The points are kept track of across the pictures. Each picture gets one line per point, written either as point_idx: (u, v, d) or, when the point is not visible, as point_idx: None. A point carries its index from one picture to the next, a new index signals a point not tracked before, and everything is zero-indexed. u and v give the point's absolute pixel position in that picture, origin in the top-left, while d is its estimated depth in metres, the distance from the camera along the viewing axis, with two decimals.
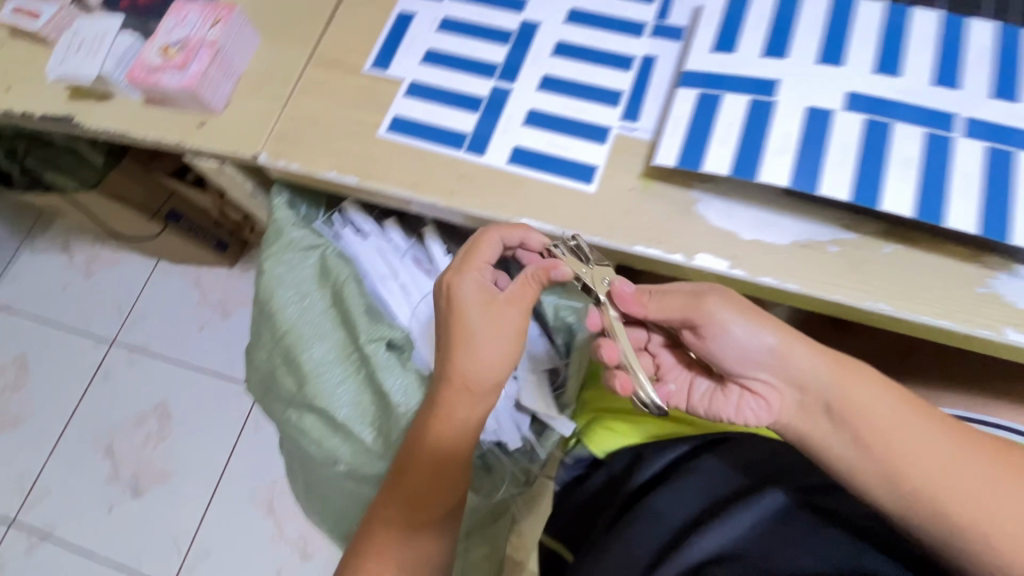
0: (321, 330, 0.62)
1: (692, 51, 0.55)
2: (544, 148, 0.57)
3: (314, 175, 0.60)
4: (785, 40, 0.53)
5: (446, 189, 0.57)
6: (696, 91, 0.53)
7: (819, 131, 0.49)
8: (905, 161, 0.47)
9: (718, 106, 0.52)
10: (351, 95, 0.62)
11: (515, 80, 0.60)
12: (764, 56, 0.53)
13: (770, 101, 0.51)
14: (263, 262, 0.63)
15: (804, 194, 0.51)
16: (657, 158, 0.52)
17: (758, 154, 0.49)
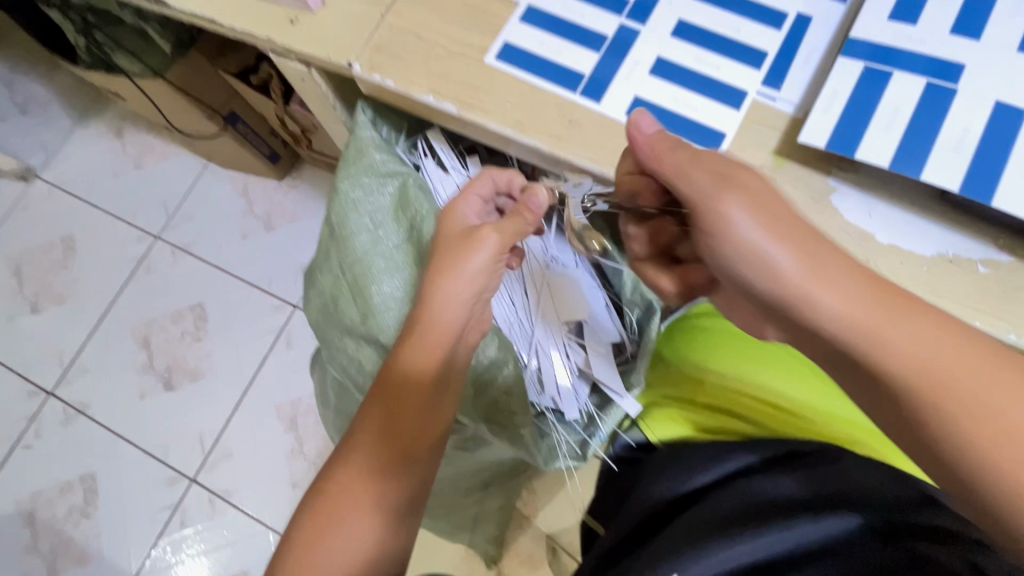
0: (393, 264, 0.59)
1: (865, 15, 0.48)
2: (668, 105, 0.51)
3: (409, 95, 0.55)
4: (981, 19, 0.45)
5: (553, 133, 0.52)
6: (863, 63, 0.46)
7: (1004, 133, 0.43)
8: None
9: (885, 86, 0.45)
10: (462, 12, 0.56)
11: (647, 21, 0.53)
12: (952, 34, 0.46)
13: (951, 90, 0.44)
14: (339, 182, 0.59)
15: (964, 201, 0.45)
16: (803, 134, 0.46)
17: (925, 150, 0.43)
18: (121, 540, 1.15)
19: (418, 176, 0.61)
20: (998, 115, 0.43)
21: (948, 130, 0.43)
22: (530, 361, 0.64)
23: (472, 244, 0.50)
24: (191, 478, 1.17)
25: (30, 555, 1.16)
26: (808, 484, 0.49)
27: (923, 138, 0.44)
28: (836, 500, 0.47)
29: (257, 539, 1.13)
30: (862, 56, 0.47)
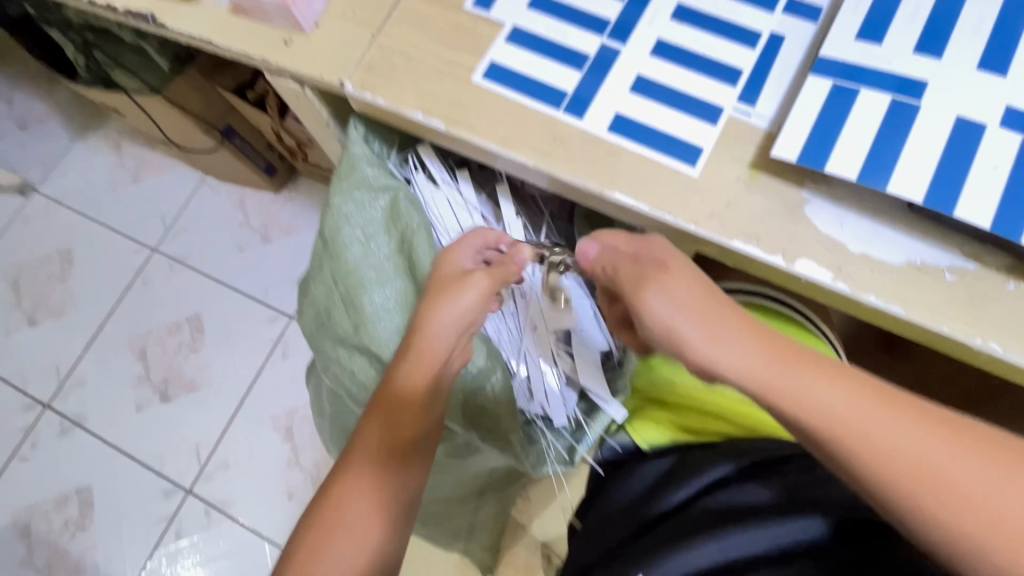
0: (384, 275, 0.61)
1: (832, 35, 0.50)
2: (648, 121, 0.53)
3: (400, 113, 0.57)
4: (942, 38, 0.48)
5: (538, 149, 0.54)
6: (832, 81, 0.48)
7: (965, 147, 0.45)
8: None
9: (853, 102, 0.48)
10: (450, 33, 0.58)
11: (627, 40, 0.56)
12: (916, 53, 0.48)
13: (914, 105, 0.46)
14: (331, 197, 0.60)
15: (931, 212, 0.47)
16: (776, 149, 0.48)
17: (891, 163, 0.45)
18: (117, 552, 1.15)
19: (409, 190, 0.63)
20: (958, 130, 0.45)
21: (912, 144, 0.46)
22: (519, 368, 0.65)
23: (463, 287, 0.52)
24: (186, 489, 1.17)
25: (26, 569, 1.16)
26: (780, 489, 0.49)
27: (890, 152, 0.46)
28: (806, 501, 0.47)
29: (253, 550, 1.13)
30: (831, 73, 0.49)
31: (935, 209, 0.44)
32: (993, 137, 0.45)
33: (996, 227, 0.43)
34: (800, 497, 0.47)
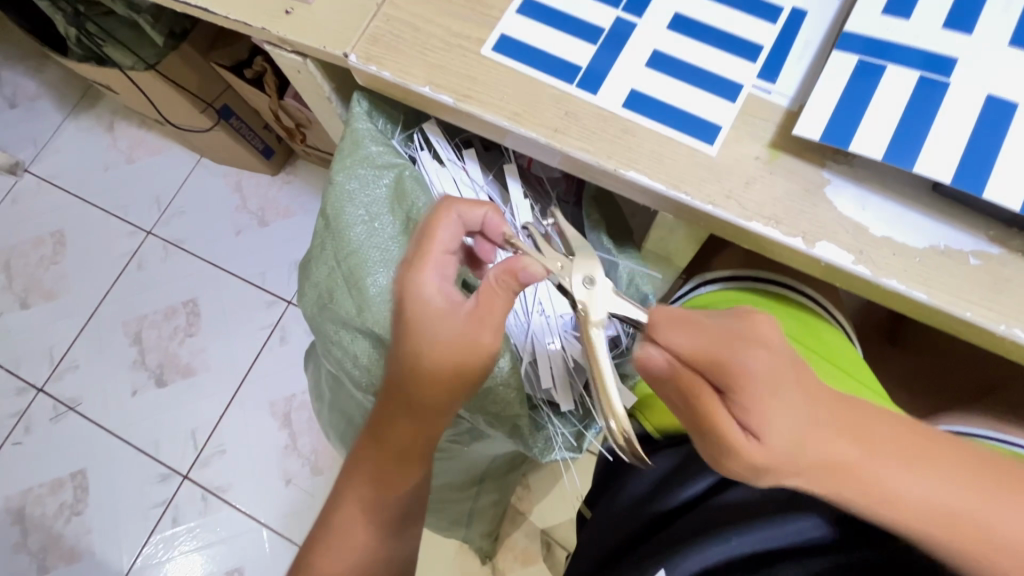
0: (388, 256, 0.59)
1: (859, 9, 0.48)
2: (664, 98, 0.51)
3: (406, 87, 0.54)
4: (973, 13, 0.46)
5: (549, 125, 0.52)
6: (857, 57, 0.47)
7: (994, 128, 0.43)
8: None
9: (879, 79, 0.46)
10: (458, 4, 0.56)
11: (642, 13, 0.53)
12: (945, 29, 0.46)
13: (942, 83, 0.45)
14: (334, 174, 0.59)
15: (957, 195, 0.45)
16: (798, 127, 0.46)
17: (916, 143, 0.44)
18: (112, 538, 1.14)
19: (414, 168, 0.61)
20: (989, 109, 0.44)
21: (941, 123, 0.44)
22: (524, 352, 0.63)
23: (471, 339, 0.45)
24: (183, 474, 1.16)
25: (20, 553, 1.14)
26: (777, 490, 0.49)
27: (917, 132, 0.44)
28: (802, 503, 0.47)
29: (251, 536, 1.12)
30: (857, 50, 0.47)
31: (964, 190, 0.43)
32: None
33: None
34: (800, 498, 0.48)
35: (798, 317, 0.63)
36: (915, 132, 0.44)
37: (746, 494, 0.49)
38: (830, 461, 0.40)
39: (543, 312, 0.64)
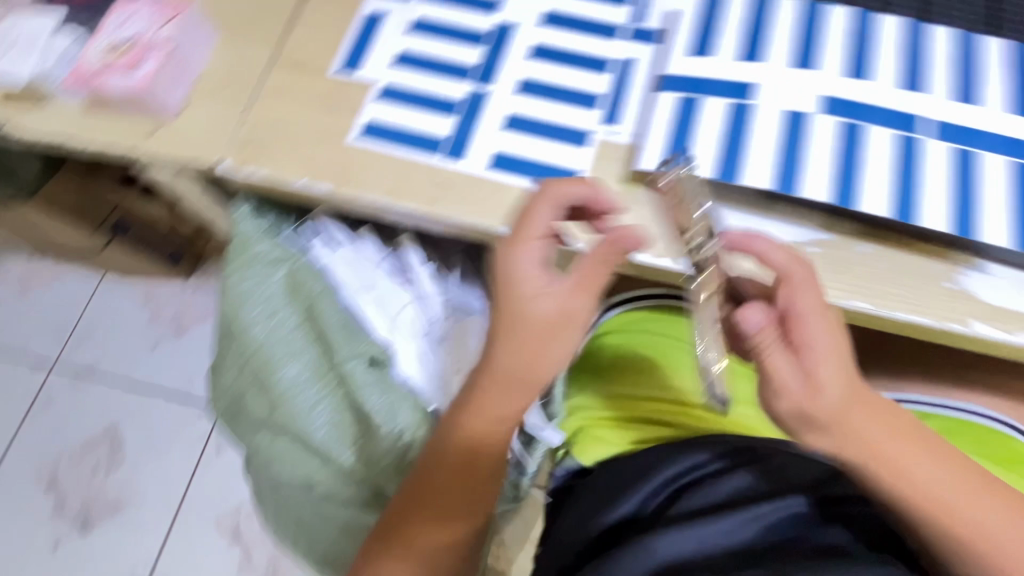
0: (294, 350, 0.60)
1: (669, 56, 0.56)
2: (525, 155, 0.56)
3: (282, 184, 0.56)
4: (760, 45, 0.54)
5: (427, 197, 0.55)
6: (675, 95, 0.54)
7: (798, 137, 0.50)
8: (881, 161, 0.49)
9: (698, 110, 0.53)
10: (322, 100, 0.59)
11: (492, 83, 0.59)
12: (741, 60, 0.54)
13: (749, 105, 0.52)
14: (227, 278, 0.60)
15: (789, 198, 0.51)
16: (640, 162, 0.53)
17: (739, 159, 0.50)
18: None
19: (306, 256, 0.62)
20: (788, 121, 0.51)
21: (754, 139, 0.51)
22: None
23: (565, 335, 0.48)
24: None
25: None
26: (762, 476, 0.53)
27: (738, 148, 0.51)
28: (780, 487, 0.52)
29: None
30: (675, 89, 0.54)
31: (783, 193, 0.49)
32: (819, 122, 0.51)
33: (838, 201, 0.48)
34: (779, 482, 0.53)
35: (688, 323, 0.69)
36: (735, 151, 0.51)
37: (725, 482, 0.53)
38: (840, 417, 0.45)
39: (458, 367, 0.64)
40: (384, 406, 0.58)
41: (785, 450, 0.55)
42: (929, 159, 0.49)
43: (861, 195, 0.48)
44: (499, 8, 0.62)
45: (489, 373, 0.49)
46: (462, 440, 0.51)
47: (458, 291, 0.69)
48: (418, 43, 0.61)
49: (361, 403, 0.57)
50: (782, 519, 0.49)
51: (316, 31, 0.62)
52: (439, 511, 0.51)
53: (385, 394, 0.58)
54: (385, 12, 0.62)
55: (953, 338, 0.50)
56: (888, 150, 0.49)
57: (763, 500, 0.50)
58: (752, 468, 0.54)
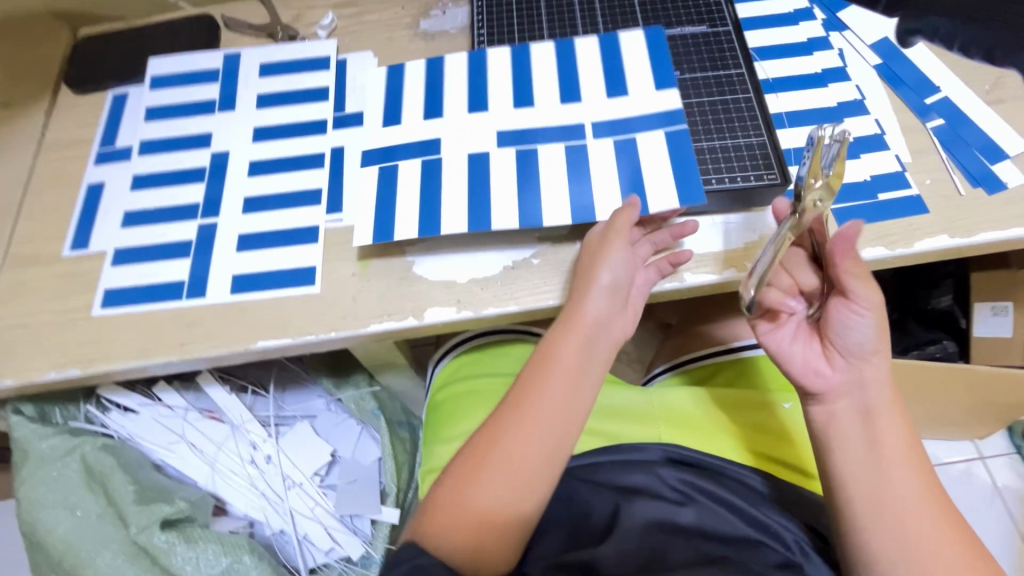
0: (100, 537, 0.62)
1: (369, 130, 0.61)
2: (263, 269, 0.58)
3: (33, 381, 0.56)
4: (438, 100, 0.62)
5: (177, 342, 0.56)
6: (375, 168, 0.59)
7: (483, 171, 0.57)
8: (555, 169, 0.57)
9: (397, 174, 0.58)
10: (58, 283, 0.60)
11: (219, 212, 0.62)
12: (427, 117, 0.61)
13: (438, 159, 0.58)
14: (19, 489, 0.63)
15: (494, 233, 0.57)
16: (356, 238, 0.56)
17: (437, 210, 0.56)
18: None
19: (96, 439, 0.66)
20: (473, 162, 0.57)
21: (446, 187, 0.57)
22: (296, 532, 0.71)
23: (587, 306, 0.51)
24: None
25: None
26: (686, 471, 0.55)
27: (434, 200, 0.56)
28: (698, 482, 0.54)
29: None
30: (377, 159, 0.59)
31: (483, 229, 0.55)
32: (497, 157, 0.58)
33: (529, 219, 0.55)
34: (701, 467, 0.56)
35: (509, 352, 0.69)
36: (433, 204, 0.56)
37: (598, 506, 0.53)
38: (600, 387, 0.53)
39: (291, 482, 0.72)
40: (192, 559, 0.63)
41: (637, 457, 0.56)
42: (594, 158, 0.57)
43: (543, 207, 0.55)
44: (211, 143, 0.66)
45: (548, 379, 0.51)
46: (502, 478, 0.48)
47: (296, 402, 0.78)
48: (142, 198, 0.64)
49: (170, 565, 0.62)
50: (686, 523, 0.51)
51: (44, 221, 0.64)
52: (541, 477, 0.49)
53: (192, 547, 0.63)
54: (109, 181, 0.65)
55: (675, 293, 0.56)
56: (557, 161, 0.57)
57: (669, 501, 0.52)
58: (616, 486, 0.54)
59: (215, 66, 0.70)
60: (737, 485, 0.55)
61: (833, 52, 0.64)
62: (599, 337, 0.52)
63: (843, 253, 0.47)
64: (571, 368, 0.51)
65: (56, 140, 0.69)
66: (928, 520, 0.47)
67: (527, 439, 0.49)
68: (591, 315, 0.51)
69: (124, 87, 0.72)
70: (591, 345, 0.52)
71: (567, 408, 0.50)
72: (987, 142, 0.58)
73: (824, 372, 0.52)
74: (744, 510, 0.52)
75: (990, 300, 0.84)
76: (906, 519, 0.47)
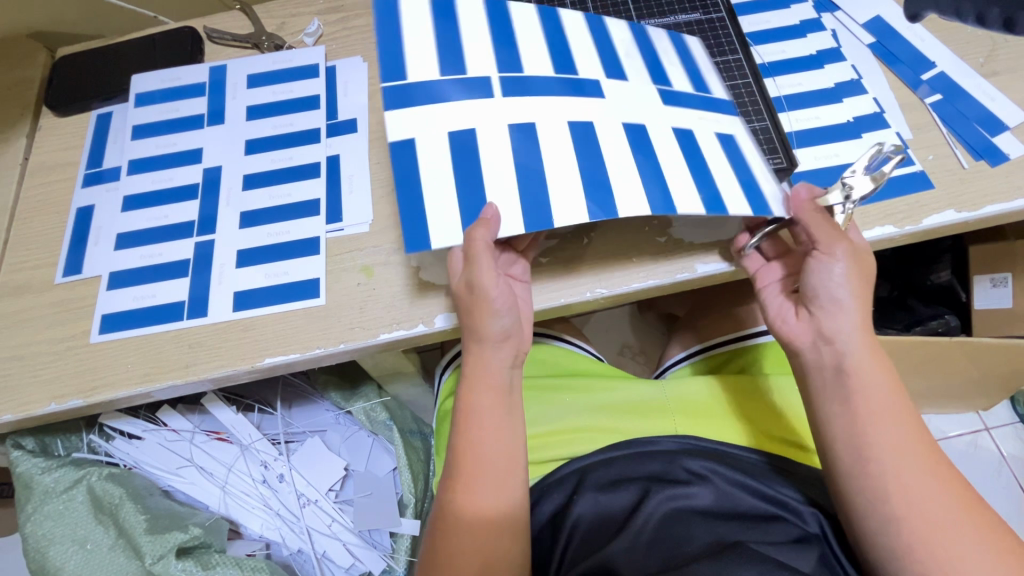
0: (112, 569, 0.62)
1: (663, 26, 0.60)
2: (264, 283, 0.57)
3: (33, 414, 0.54)
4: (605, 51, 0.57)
5: (181, 364, 0.54)
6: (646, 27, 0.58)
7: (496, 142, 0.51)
8: (575, 145, 0.50)
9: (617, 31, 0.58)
10: (52, 312, 0.58)
11: (215, 229, 0.60)
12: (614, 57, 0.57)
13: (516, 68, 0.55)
14: (24, 523, 0.61)
15: None
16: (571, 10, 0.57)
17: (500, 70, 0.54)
18: None
19: (101, 469, 0.64)
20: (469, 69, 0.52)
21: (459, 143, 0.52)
22: (317, 547, 0.70)
23: (484, 314, 0.49)
24: None
25: None
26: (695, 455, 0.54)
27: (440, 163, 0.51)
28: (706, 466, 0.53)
29: None
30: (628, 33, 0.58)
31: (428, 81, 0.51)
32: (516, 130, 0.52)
33: (418, 107, 0.50)
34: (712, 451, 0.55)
35: None
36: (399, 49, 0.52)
37: (614, 501, 0.52)
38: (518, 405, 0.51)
39: (306, 499, 0.71)
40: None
41: (651, 449, 0.55)
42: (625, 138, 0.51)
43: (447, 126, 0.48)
44: (202, 159, 0.64)
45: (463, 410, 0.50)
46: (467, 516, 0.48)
47: (305, 416, 0.77)
48: (134, 219, 0.62)
49: None
50: (696, 509, 0.50)
51: (34, 249, 0.62)
52: (500, 475, 0.49)
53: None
54: (100, 203, 0.64)
55: (685, 284, 0.56)
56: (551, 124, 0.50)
57: (674, 483, 0.51)
58: (636, 476, 0.53)
59: (201, 80, 0.69)
60: (751, 467, 0.54)
61: (827, 33, 0.64)
62: (496, 369, 0.50)
63: (804, 211, 0.49)
64: (489, 409, 0.50)
65: (40, 165, 0.67)
66: (909, 467, 0.45)
67: (478, 463, 0.49)
68: (490, 361, 0.50)
69: (108, 106, 0.70)
70: (500, 383, 0.51)
71: (503, 430, 0.50)
72: (986, 115, 0.58)
73: (792, 324, 0.51)
74: (761, 487, 0.52)
75: (989, 272, 0.83)
76: (897, 470, 0.45)
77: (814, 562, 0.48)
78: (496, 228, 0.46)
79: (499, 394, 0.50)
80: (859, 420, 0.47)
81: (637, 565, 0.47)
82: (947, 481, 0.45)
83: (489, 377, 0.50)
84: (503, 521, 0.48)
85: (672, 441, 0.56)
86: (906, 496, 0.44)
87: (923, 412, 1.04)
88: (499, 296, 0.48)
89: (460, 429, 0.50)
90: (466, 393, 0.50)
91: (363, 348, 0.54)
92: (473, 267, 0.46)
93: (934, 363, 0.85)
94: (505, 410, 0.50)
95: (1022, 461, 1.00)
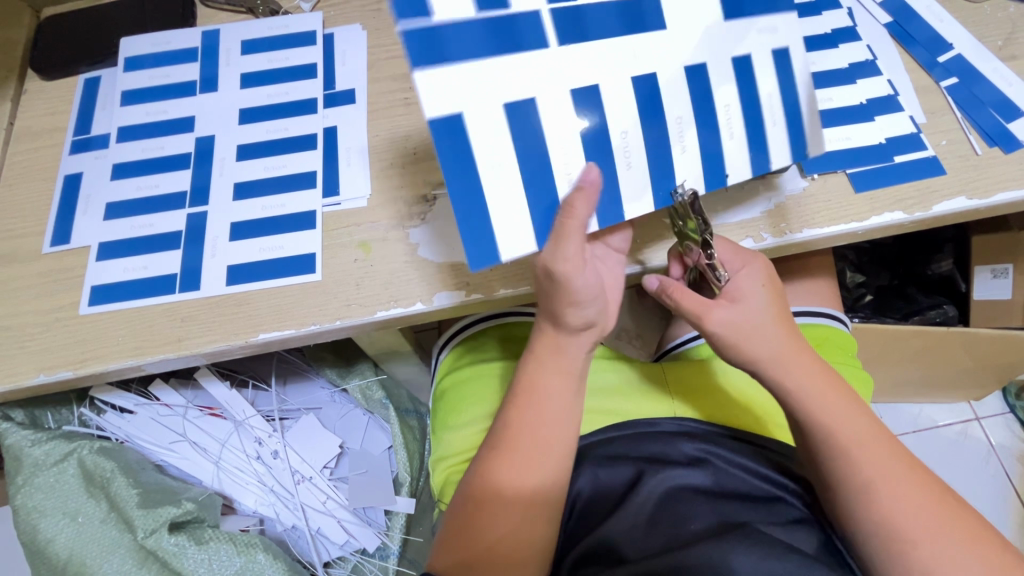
0: (102, 547, 0.61)
1: None
2: (258, 258, 0.55)
3: (20, 386, 0.53)
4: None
5: (173, 339, 0.53)
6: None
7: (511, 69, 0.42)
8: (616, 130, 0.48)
9: None
10: (41, 283, 0.57)
11: (207, 201, 0.58)
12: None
13: None
14: (14, 497, 0.61)
15: None
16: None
17: None
18: None
19: (92, 442, 0.64)
20: None
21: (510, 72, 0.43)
22: (310, 523, 0.70)
23: (566, 294, 0.45)
24: None
25: None
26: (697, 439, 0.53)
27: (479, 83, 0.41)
28: (710, 452, 0.52)
29: None
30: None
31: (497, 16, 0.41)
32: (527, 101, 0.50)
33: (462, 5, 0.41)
34: (707, 433, 0.54)
35: (520, 334, 0.67)
36: None
37: (612, 478, 0.53)
38: (577, 398, 0.50)
39: (301, 475, 0.71)
40: (205, 561, 0.61)
41: (650, 430, 0.55)
42: None
43: None
44: (196, 127, 0.62)
45: (524, 388, 0.50)
46: (506, 487, 0.48)
47: (300, 394, 0.77)
48: (123, 189, 0.60)
49: (180, 569, 0.61)
50: (696, 490, 0.50)
51: (21, 216, 0.60)
52: (550, 457, 0.49)
53: (202, 551, 0.61)
54: (89, 170, 0.62)
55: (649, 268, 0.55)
56: None
57: (670, 462, 0.52)
58: (633, 456, 0.53)
59: (194, 44, 0.66)
60: (748, 448, 0.54)
61: (842, 11, 0.62)
62: (570, 355, 0.49)
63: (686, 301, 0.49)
64: (555, 389, 0.50)
65: (26, 130, 0.64)
66: (887, 469, 0.47)
67: (532, 438, 0.49)
68: (568, 342, 0.49)
69: (96, 70, 0.67)
70: (566, 366, 0.50)
71: (565, 416, 0.49)
72: (1002, 100, 0.56)
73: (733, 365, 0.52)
74: (760, 469, 0.52)
75: (990, 263, 0.82)
76: (879, 471, 0.47)
77: (815, 544, 0.49)
78: (592, 196, 0.43)
79: (570, 374, 0.50)
80: (839, 440, 0.48)
81: (638, 548, 0.48)
82: (926, 484, 0.47)
83: (552, 361, 0.49)
84: (544, 499, 0.48)
85: (680, 422, 0.55)
86: (889, 503, 0.46)
87: (916, 402, 1.05)
88: (582, 284, 0.45)
89: (512, 404, 0.50)
90: (529, 371, 0.50)
91: (362, 324, 0.53)
92: (560, 244, 0.43)
93: (931, 353, 0.85)
94: (563, 398, 0.50)
95: (1010, 452, 1.01)
